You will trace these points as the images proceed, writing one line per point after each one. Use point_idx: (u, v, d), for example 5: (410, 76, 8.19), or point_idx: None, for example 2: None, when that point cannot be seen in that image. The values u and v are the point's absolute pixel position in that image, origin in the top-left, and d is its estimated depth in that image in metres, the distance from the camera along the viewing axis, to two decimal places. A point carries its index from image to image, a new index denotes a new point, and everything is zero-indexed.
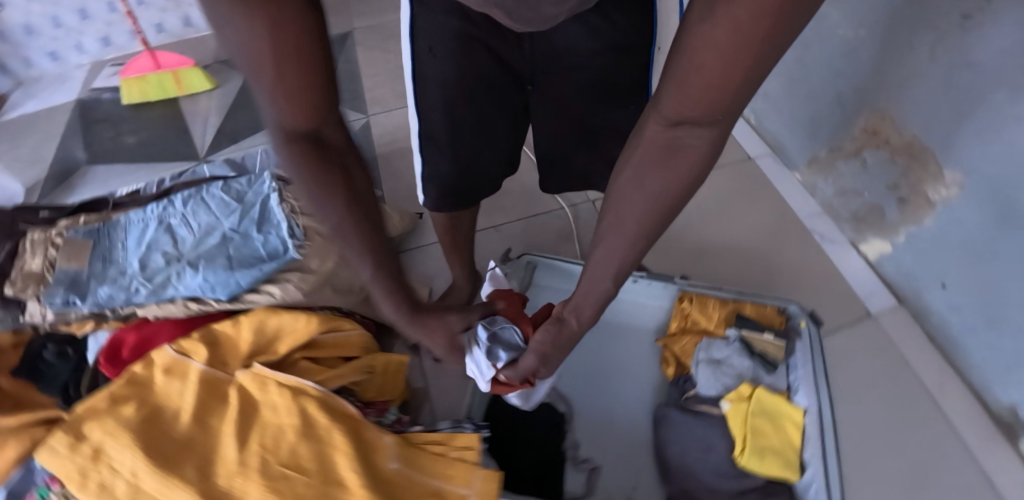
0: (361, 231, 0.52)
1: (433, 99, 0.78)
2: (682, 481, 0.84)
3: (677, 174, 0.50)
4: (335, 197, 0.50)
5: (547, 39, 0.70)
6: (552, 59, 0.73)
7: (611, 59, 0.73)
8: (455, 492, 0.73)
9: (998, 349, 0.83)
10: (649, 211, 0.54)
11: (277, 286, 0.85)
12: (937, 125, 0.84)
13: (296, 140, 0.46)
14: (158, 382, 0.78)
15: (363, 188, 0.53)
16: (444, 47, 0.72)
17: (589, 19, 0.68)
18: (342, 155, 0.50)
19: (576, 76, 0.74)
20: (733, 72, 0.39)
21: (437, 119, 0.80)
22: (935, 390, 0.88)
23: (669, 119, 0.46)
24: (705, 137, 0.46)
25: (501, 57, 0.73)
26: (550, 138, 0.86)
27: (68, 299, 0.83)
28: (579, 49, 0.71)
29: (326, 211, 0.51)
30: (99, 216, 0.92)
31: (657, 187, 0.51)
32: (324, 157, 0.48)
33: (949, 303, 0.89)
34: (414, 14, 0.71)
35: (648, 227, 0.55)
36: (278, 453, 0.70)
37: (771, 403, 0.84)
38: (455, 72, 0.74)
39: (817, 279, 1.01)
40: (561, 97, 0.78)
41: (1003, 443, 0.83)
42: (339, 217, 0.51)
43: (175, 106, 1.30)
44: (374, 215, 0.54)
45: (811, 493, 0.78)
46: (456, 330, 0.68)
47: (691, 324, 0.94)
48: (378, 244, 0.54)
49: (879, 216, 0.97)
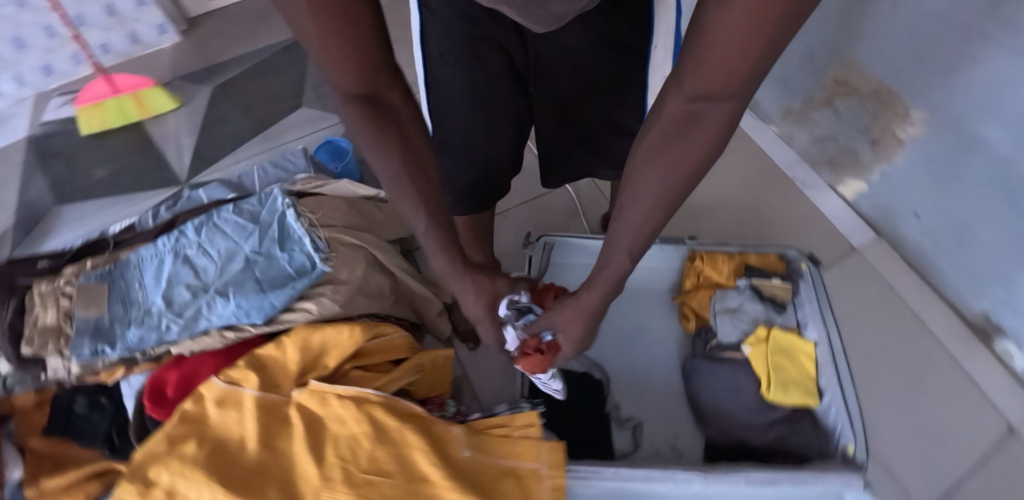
0: (414, 174, 0.60)
1: (445, 105, 0.78)
2: (719, 423, 0.92)
3: (693, 149, 0.54)
4: (393, 149, 0.57)
5: (555, 39, 0.72)
6: (558, 58, 0.75)
7: (611, 58, 0.76)
8: (527, 468, 0.78)
9: (969, 264, 0.96)
10: (665, 184, 0.58)
11: (313, 302, 0.85)
12: (901, 70, 0.94)
13: (358, 104, 0.54)
14: (213, 415, 0.78)
15: (415, 138, 0.60)
16: (456, 53, 0.73)
17: (593, 19, 0.70)
18: (397, 114, 0.58)
19: (580, 72, 0.77)
20: (749, 52, 0.42)
21: (450, 126, 0.80)
22: (918, 307, 1.01)
23: (690, 94, 0.50)
24: (721, 113, 0.50)
25: (512, 57, 0.75)
26: (558, 126, 0.88)
27: (96, 349, 0.81)
28: (584, 46, 0.73)
29: (385, 163, 0.58)
30: (105, 259, 0.89)
31: (675, 161, 0.56)
32: (382, 118, 0.56)
33: (922, 230, 1.01)
34: (423, 22, 0.71)
35: (667, 195, 0.59)
36: (358, 462, 0.72)
37: (787, 340, 0.93)
38: (467, 78, 0.75)
39: (805, 224, 1.11)
40: (567, 93, 0.80)
41: (980, 345, 0.97)
42: (395, 164, 0.58)
43: (141, 130, 1.24)
44: (424, 161, 0.61)
45: (832, 415, 0.88)
46: (502, 292, 0.72)
47: (704, 280, 1.01)
48: (428, 185, 0.61)
49: (853, 158, 1.08)
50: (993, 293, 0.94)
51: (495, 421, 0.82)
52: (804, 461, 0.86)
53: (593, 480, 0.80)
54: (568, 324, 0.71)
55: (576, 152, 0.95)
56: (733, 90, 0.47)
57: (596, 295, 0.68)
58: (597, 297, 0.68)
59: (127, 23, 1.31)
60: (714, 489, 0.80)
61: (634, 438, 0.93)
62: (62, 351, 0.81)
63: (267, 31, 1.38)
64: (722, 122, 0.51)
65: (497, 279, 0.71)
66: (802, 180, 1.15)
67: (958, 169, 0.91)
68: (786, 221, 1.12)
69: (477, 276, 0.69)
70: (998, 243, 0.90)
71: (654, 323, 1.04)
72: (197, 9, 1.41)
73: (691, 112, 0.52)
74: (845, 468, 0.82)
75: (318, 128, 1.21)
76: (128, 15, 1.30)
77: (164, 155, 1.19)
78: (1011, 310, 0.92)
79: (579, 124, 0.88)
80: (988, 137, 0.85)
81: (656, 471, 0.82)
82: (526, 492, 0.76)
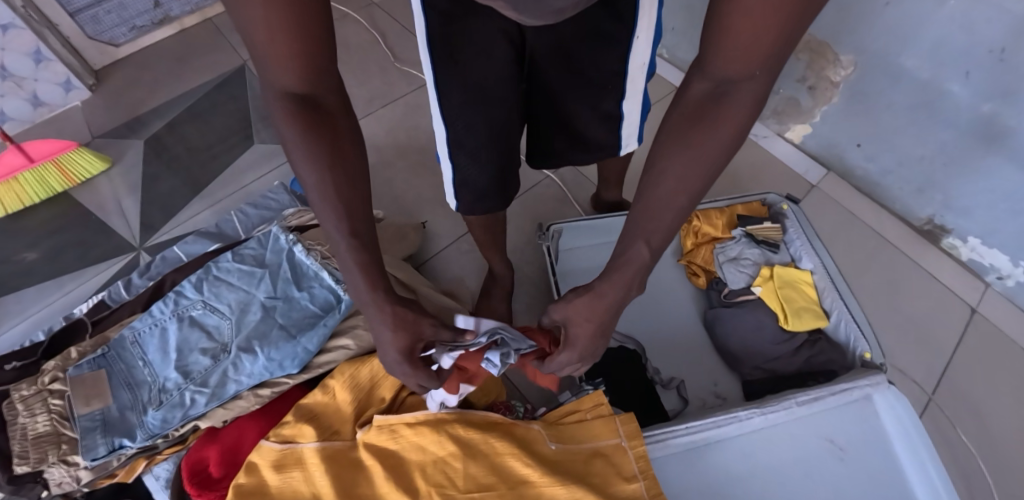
0: (342, 197, 0.51)
1: (455, 106, 0.79)
2: (750, 362, 0.99)
3: (715, 139, 0.50)
4: (325, 162, 0.50)
5: (554, 32, 0.74)
6: (558, 51, 0.77)
7: (594, 49, 0.78)
8: (611, 445, 0.77)
9: (908, 179, 1.12)
10: (683, 176, 0.52)
11: (349, 337, 0.81)
12: (827, 21, 1.07)
13: (290, 104, 0.47)
14: (274, 482, 0.70)
15: (351, 150, 0.52)
16: (466, 52, 0.73)
17: (590, 13, 0.73)
18: (336, 118, 0.51)
19: (581, 59, 0.79)
20: (776, 26, 0.41)
21: (462, 127, 0.82)
22: (877, 225, 1.18)
23: (715, 76, 0.48)
24: (746, 96, 0.47)
25: (520, 49, 0.76)
26: (553, 115, 0.90)
27: (113, 444, 0.70)
28: (579, 36, 0.75)
29: (310, 175, 0.50)
30: (92, 343, 0.78)
31: (695, 151, 0.51)
32: (315, 120, 0.49)
33: (866, 157, 1.16)
34: (428, 25, 0.70)
35: (688, 189, 0.53)
36: (455, 484, 0.69)
37: (788, 274, 1.01)
38: (478, 77, 0.76)
39: (765, 172, 1.26)
40: (557, 85, 0.83)
41: (930, 245, 1.15)
42: (321, 179, 0.50)
43: (70, 201, 1.10)
44: (358, 183, 0.53)
45: (842, 330, 0.98)
46: (426, 336, 0.58)
47: (703, 237, 1.08)
48: (359, 210, 0.53)
49: (796, 106, 1.22)
50: (933, 200, 1.10)
51: (566, 409, 0.82)
52: (834, 376, 0.94)
53: (669, 439, 0.84)
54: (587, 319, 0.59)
55: (558, 140, 0.96)
56: (762, 68, 0.45)
57: (615, 286, 0.57)
58: (612, 298, 0.57)
59: (25, 84, 1.15)
60: (772, 418, 0.88)
61: (681, 394, 0.97)
62: (67, 459, 0.70)
63: (190, 72, 1.30)
64: (748, 107, 0.48)
65: (421, 319, 0.57)
66: (754, 132, 1.31)
67: (887, 98, 1.06)
68: (751, 168, 1.27)
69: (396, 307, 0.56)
70: (930, 157, 1.06)
71: (667, 285, 1.11)
72: (103, 61, 1.29)
73: (715, 96, 0.49)
74: (870, 372, 0.92)
75: (282, 162, 1.15)
76: (25, 75, 1.14)
77: (107, 222, 1.08)
78: (951, 211, 1.08)
79: (564, 116, 0.90)
80: (910, 67, 1.00)
81: (722, 415, 0.86)
82: (618, 469, 0.75)
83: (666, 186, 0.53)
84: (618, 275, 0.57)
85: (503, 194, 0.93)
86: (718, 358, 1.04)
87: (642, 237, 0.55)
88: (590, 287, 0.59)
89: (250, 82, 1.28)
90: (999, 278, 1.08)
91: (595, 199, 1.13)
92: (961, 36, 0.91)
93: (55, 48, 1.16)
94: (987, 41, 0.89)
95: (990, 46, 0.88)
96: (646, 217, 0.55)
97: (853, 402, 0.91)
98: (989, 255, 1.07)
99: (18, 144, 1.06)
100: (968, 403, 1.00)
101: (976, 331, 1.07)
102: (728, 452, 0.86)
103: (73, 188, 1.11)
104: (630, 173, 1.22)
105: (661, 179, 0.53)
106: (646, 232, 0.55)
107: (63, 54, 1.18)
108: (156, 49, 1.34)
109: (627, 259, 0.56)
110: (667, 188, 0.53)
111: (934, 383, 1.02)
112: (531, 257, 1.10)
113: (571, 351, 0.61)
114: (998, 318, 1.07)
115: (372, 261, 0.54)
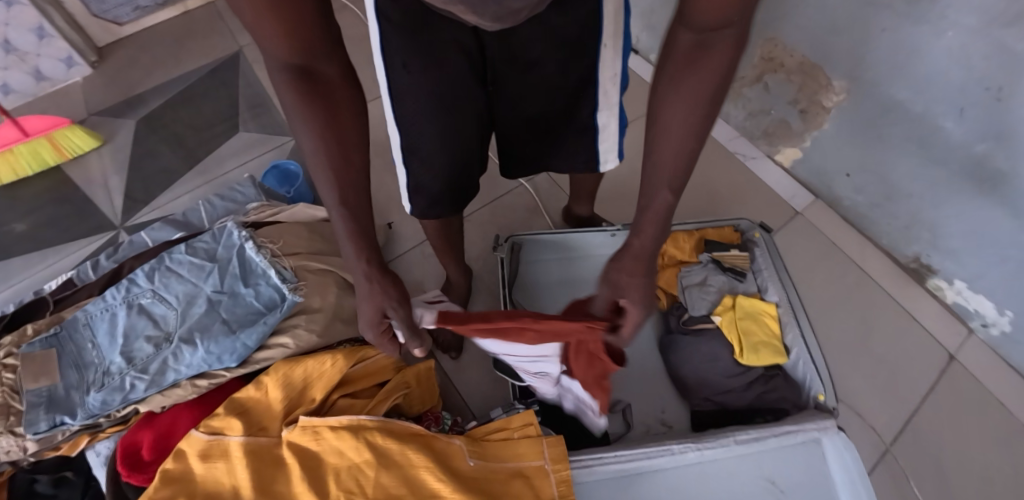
0: (339, 169, 0.51)
1: (412, 110, 0.72)
2: (701, 392, 0.97)
3: (709, 81, 0.46)
4: (322, 132, 0.49)
5: (511, 35, 0.65)
6: (517, 59, 0.69)
7: (557, 59, 0.70)
8: (532, 467, 0.78)
9: (894, 215, 1.07)
10: (691, 117, 0.48)
11: (288, 336, 0.82)
12: (818, 46, 1.02)
13: (289, 76, 0.45)
14: (199, 470, 0.72)
15: (349, 127, 0.51)
16: (420, 61, 0.66)
17: (551, 18, 0.64)
18: (334, 92, 0.49)
19: (548, 75, 0.72)
20: None
21: (420, 131, 0.75)
22: (859, 259, 1.13)
23: (693, 25, 0.44)
24: (729, 38, 0.43)
25: (478, 60, 0.69)
26: (515, 126, 0.83)
27: (55, 421, 0.75)
28: (541, 42, 0.67)
29: (308, 142, 0.49)
30: (48, 321, 0.83)
31: (690, 98, 0.47)
32: (315, 92, 0.47)
33: (854, 187, 1.11)
34: (383, 33, 0.64)
35: (699, 125, 0.49)
36: (365, 492, 0.70)
37: (751, 305, 0.98)
38: (432, 85, 0.69)
39: (749, 195, 1.22)
40: (523, 91, 0.75)
41: (915, 284, 1.10)
42: (318, 147, 0.49)
43: (61, 175, 1.16)
44: (355, 154, 0.52)
45: (800, 368, 0.95)
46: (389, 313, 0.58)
47: (669, 260, 1.06)
48: (353, 180, 0.53)
49: (787, 129, 1.17)
50: (920, 238, 1.04)
51: (493, 426, 0.82)
52: (784, 416, 0.91)
53: (596, 466, 0.83)
54: (631, 285, 0.57)
55: (529, 144, 0.88)
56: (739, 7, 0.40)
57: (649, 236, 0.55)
58: (647, 242, 0.55)
59: (28, 58, 1.21)
60: (709, 454, 0.85)
61: (625, 418, 0.97)
62: (13, 430, 0.74)
63: (187, 55, 1.33)
64: (733, 45, 0.44)
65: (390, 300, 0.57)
66: (742, 152, 1.27)
67: (880, 129, 1.00)
68: (734, 188, 1.23)
69: (375, 276, 0.56)
70: (918, 193, 1.00)
71: None
72: (107, 39, 1.34)
73: (699, 44, 0.45)
74: (819, 416, 0.89)
75: (261, 152, 1.18)
76: (28, 50, 1.20)
77: (93, 198, 1.13)
78: (938, 251, 1.03)
79: (535, 125, 0.83)
80: (903, 99, 0.94)
81: (654, 446, 0.85)
82: (535, 491, 0.75)
83: (670, 137, 0.50)
84: (647, 224, 0.55)
85: (461, 191, 0.87)
86: (671, 385, 1.03)
87: (658, 185, 0.53)
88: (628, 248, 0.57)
89: (243, 68, 1.31)
90: (983, 325, 1.03)
91: (563, 213, 1.12)
92: (956, 73, 0.84)
93: (59, 26, 1.20)
94: (983, 79, 0.81)
95: (987, 84, 0.81)
96: (660, 168, 0.52)
97: (800, 444, 0.87)
98: (974, 300, 1.02)
99: (13, 120, 1.10)
100: (927, 455, 0.96)
101: (950, 379, 1.02)
102: (658, 485, 0.84)
103: (65, 162, 1.17)
104: (605, 186, 1.22)
105: (668, 127, 0.50)
106: (664, 180, 0.52)
107: (66, 31, 1.22)
108: (159, 30, 1.37)
109: (651, 210, 0.54)
110: (677, 132, 0.50)
111: (894, 431, 0.98)
112: (494, 264, 1.10)
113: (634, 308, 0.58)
114: (976, 368, 1.02)
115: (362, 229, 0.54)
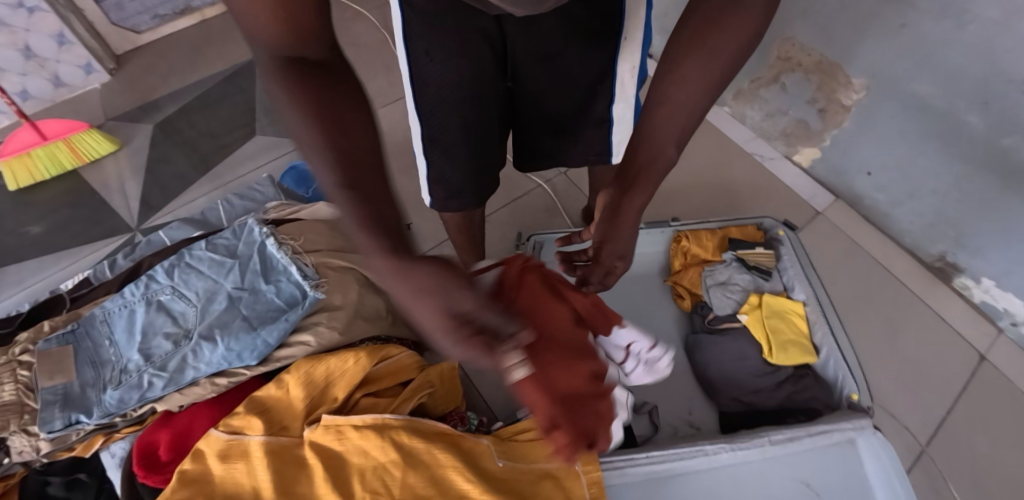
0: (340, 146, 0.39)
1: (432, 101, 0.67)
2: (729, 392, 0.95)
3: (725, 50, 0.46)
4: (312, 120, 0.38)
5: (534, 27, 0.59)
6: (539, 51, 0.63)
7: (581, 51, 0.65)
8: (563, 468, 0.74)
9: (919, 213, 1.05)
10: (701, 85, 0.48)
11: (309, 334, 0.80)
12: (837, 42, 1.01)
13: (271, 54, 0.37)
14: (218, 471, 0.69)
15: (353, 111, 0.40)
16: (443, 49, 0.61)
17: (573, 8, 0.59)
18: (329, 73, 0.40)
19: (572, 73, 0.68)
20: None
21: (442, 123, 0.70)
22: (883, 258, 1.11)
23: None
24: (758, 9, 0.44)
25: (500, 51, 0.63)
26: (530, 127, 0.78)
27: (70, 419, 0.72)
28: (563, 36, 0.62)
29: (299, 129, 0.38)
30: (65, 318, 0.82)
31: (714, 49, 0.46)
32: (304, 73, 0.38)
33: (876, 186, 1.10)
34: (405, 19, 0.59)
35: (703, 98, 0.49)
36: (391, 492, 0.67)
37: (778, 303, 0.96)
38: (456, 77, 0.64)
39: (766, 193, 1.22)
40: (544, 86, 0.69)
41: (940, 283, 1.08)
42: (311, 134, 0.38)
43: (77, 178, 1.15)
44: (358, 134, 0.40)
45: (831, 368, 0.92)
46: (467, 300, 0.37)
47: (691, 259, 1.04)
48: (359, 164, 0.39)
49: (805, 129, 1.17)
50: (945, 236, 1.03)
51: (521, 426, 0.79)
52: (816, 417, 0.89)
53: (627, 467, 0.80)
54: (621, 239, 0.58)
55: (543, 142, 0.81)
56: None
57: (641, 196, 0.54)
58: (641, 201, 0.54)
59: (47, 65, 1.22)
60: (742, 455, 0.82)
61: (652, 420, 0.93)
62: (27, 429, 0.72)
63: (204, 62, 1.34)
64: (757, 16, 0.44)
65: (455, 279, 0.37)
66: (760, 153, 1.26)
67: (900, 127, 1.00)
68: (752, 188, 1.22)
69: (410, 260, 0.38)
70: (943, 190, 0.99)
71: (651, 305, 1.08)
72: (124, 46, 1.35)
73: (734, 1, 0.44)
74: (854, 416, 0.86)
75: (280, 155, 1.19)
76: (47, 56, 1.21)
77: (110, 201, 1.12)
78: (964, 249, 1.01)
79: (553, 126, 0.78)
80: (925, 94, 0.93)
81: (686, 447, 0.82)
82: (567, 493, 0.72)
83: (677, 97, 0.49)
84: (640, 184, 0.54)
85: (483, 185, 0.81)
86: (698, 386, 1.01)
87: (662, 141, 0.52)
88: (615, 211, 0.56)
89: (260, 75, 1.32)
90: (1012, 325, 1.01)
91: (583, 212, 1.11)
92: (980, 67, 0.84)
93: (78, 32, 1.22)
94: (1009, 73, 0.81)
95: (1012, 77, 0.81)
96: (661, 120, 0.51)
97: (835, 445, 0.84)
98: (1003, 299, 1.00)
99: (31, 123, 1.11)
100: (965, 455, 0.93)
101: (981, 379, 0.99)
102: (693, 487, 0.80)
103: (82, 165, 1.16)
104: None
105: (677, 87, 0.49)
106: (667, 136, 0.51)
107: (86, 39, 1.24)
108: (175, 38, 1.39)
109: (651, 165, 0.53)
110: (683, 97, 0.49)
111: (928, 432, 0.95)
112: None
113: (625, 243, 0.58)
114: (1007, 368, 1.00)
115: (376, 218, 0.38)
